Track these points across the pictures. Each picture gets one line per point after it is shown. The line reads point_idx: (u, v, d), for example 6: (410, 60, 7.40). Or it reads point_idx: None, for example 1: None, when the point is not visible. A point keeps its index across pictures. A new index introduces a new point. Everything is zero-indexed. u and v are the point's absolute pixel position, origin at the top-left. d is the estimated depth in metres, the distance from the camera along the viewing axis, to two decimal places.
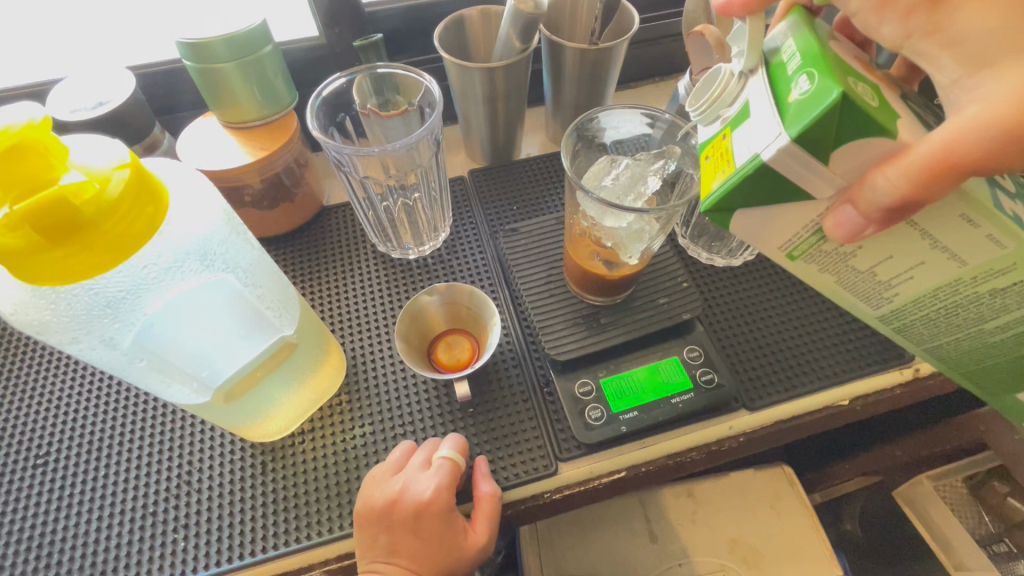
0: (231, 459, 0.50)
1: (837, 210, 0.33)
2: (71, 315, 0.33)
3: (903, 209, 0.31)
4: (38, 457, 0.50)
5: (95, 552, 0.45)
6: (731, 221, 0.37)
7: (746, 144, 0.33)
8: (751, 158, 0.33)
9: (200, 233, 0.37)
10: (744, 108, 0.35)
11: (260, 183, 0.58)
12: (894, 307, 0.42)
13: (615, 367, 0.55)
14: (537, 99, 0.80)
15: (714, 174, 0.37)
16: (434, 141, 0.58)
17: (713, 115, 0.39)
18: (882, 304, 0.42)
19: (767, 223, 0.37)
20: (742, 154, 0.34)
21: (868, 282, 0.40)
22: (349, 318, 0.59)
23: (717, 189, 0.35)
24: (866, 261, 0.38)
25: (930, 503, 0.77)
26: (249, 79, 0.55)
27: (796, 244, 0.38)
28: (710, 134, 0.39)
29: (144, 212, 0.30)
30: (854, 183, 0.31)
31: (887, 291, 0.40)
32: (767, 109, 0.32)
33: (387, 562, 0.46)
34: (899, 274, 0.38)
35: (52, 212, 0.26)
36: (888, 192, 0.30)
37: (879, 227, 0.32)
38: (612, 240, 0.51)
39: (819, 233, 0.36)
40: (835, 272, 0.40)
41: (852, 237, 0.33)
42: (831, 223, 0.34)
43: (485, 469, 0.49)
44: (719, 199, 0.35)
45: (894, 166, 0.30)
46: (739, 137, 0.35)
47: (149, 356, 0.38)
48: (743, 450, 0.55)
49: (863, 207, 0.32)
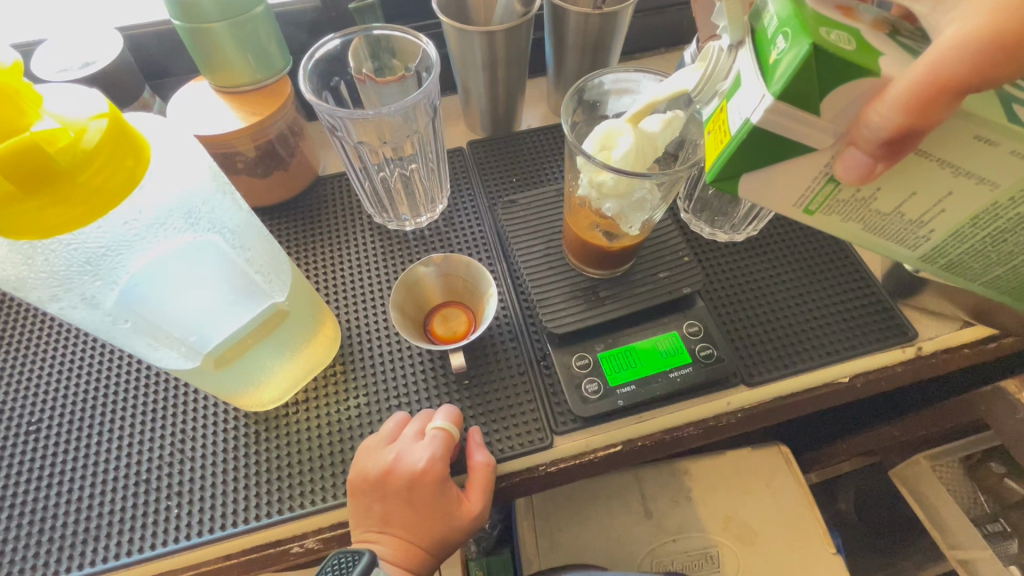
0: (224, 428, 0.50)
1: (843, 154, 0.32)
2: (50, 272, 0.32)
3: (907, 139, 0.29)
4: (31, 424, 0.49)
5: (90, 516, 0.45)
6: (740, 186, 0.36)
7: (739, 110, 0.33)
8: (743, 124, 0.32)
9: (184, 193, 0.37)
10: (735, 79, 0.34)
11: (254, 150, 0.57)
12: (934, 244, 0.38)
13: (614, 341, 0.54)
14: (539, 70, 0.78)
15: (715, 147, 0.36)
16: (431, 107, 0.56)
17: (711, 91, 0.41)
18: (919, 245, 0.39)
19: (780, 182, 0.35)
20: (735, 120, 0.33)
21: (896, 224, 0.37)
22: (344, 290, 0.58)
23: (718, 160, 0.35)
24: (889, 203, 0.36)
25: (927, 484, 0.77)
26: (240, 42, 0.53)
27: (810, 199, 0.36)
28: (711, 111, 0.39)
29: (123, 164, 0.29)
30: (851, 127, 0.30)
31: (921, 229, 0.37)
32: (753, 76, 0.31)
33: (381, 532, 0.45)
34: (928, 211, 0.35)
35: (24, 159, 0.25)
36: (883, 126, 0.29)
37: (887, 162, 0.31)
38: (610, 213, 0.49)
39: (831, 183, 0.35)
40: (860, 220, 0.38)
41: (863, 177, 0.32)
42: (840, 168, 0.32)
43: (479, 439, 0.48)
44: (721, 168, 0.35)
45: (882, 102, 0.28)
46: (733, 107, 0.34)
47: (134, 318, 0.37)
48: (742, 426, 0.54)
49: (864, 146, 0.30)
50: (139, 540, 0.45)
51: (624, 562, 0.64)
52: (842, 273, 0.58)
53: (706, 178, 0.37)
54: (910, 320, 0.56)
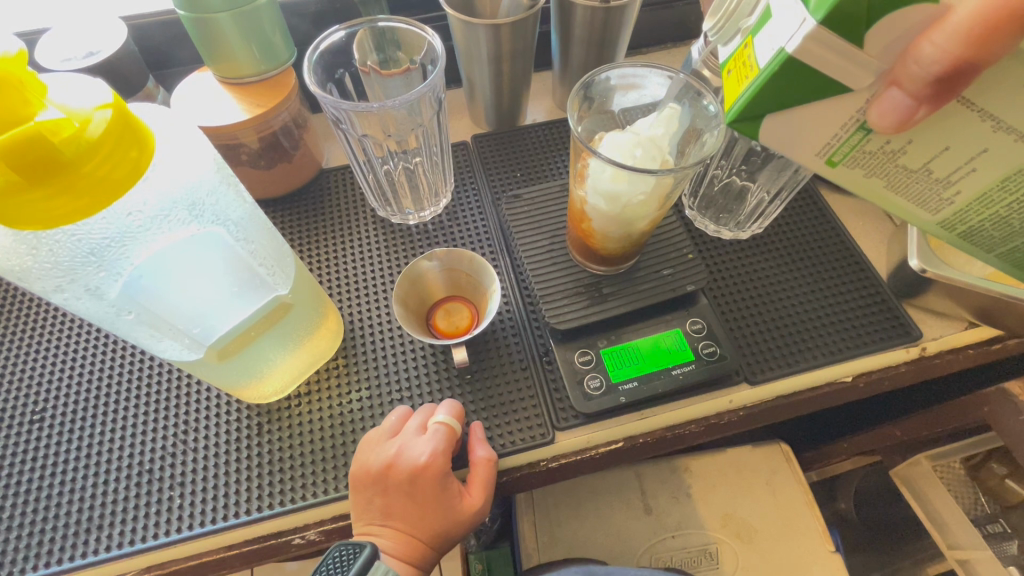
0: (227, 420, 0.50)
1: (882, 95, 0.30)
2: (54, 263, 0.32)
3: (955, 77, 0.28)
4: (35, 413, 0.50)
5: (93, 506, 0.46)
6: (762, 129, 0.36)
7: (771, 42, 0.32)
8: (776, 55, 0.31)
9: (188, 187, 0.37)
10: (764, 12, 0.34)
11: (258, 142, 0.56)
12: (957, 209, 0.37)
13: (616, 338, 0.54)
14: (545, 64, 0.78)
15: (737, 85, 0.36)
16: (435, 101, 0.56)
17: (736, 27, 0.39)
18: (942, 209, 0.38)
19: (802, 131, 0.35)
20: (765, 53, 0.32)
21: (921, 182, 0.37)
22: (346, 283, 0.58)
23: (742, 97, 0.35)
24: (918, 157, 0.35)
25: (928, 484, 0.77)
26: (245, 33, 0.53)
27: (835, 148, 0.36)
28: (732, 49, 0.38)
29: (127, 155, 0.29)
30: (895, 64, 0.29)
31: (946, 190, 0.36)
32: (790, 3, 0.30)
33: (382, 525, 0.46)
34: (958, 169, 0.34)
35: (28, 149, 0.25)
36: (936, 60, 0.28)
37: (929, 106, 0.30)
38: (605, 217, 0.49)
39: (862, 131, 0.34)
40: (884, 176, 0.37)
41: (901, 123, 0.31)
42: (876, 113, 0.31)
43: (481, 434, 0.48)
44: (745, 105, 0.35)
45: (939, 31, 0.27)
46: (762, 41, 0.33)
47: (137, 310, 0.37)
48: (743, 425, 0.54)
49: (909, 85, 0.29)
50: (142, 530, 0.45)
51: (623, 558, 0.65)
52: (847, 272, 0.58)
53: (726, 118, 0.37)
54: (914, 321, 0.55)
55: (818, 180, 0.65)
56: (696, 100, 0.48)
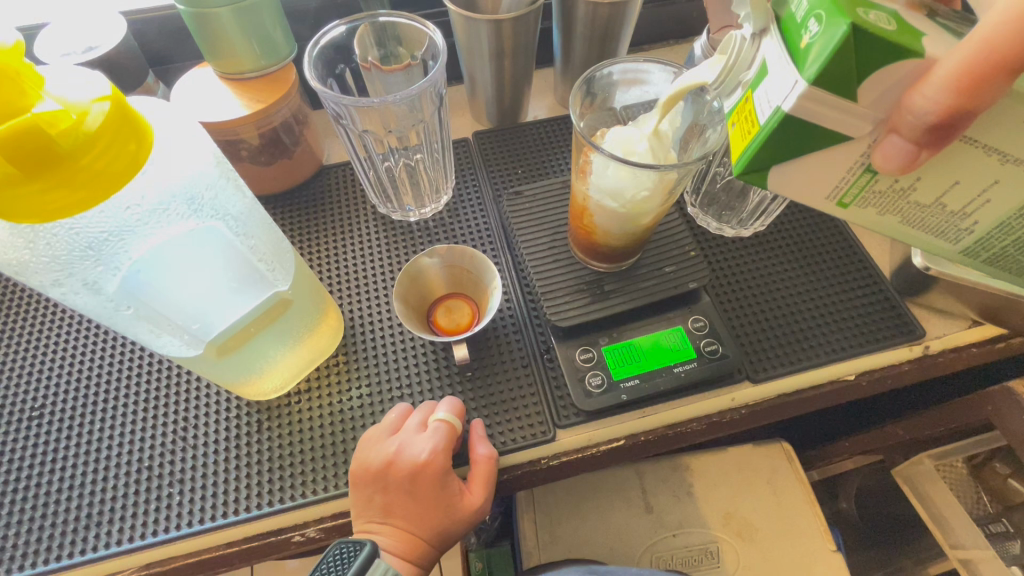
0: (226, 416, 0.49)
1: (882, 142, 0.30)
2: (52, 257, 0.32)
3: (950, 125, 0.28)
4: (35, 408, 0.49)
5: (92, 502, 0.45)
6: (769, 178, 0.36)
7: (769, 98, 0.32)
8: (773, 112, 0.31)
9: (188, 182, 0.37)
10: (761, 67, 0.33)
11: (258, 138, 0.56)
12: (977, 237, 0.36)
13: (617, 335, 0.54)
14: (546, 60, 0.77)
15: (741, 139, 0.35)
16: (437, 96, 0.56)
17: (734, 82, 0.38)
18: (961, 237, 0.37)
19: (809, 177, 0.35)
20: (764, 109, 0.32)
21: (937, 216, 0.36)
22: (347, 279, 0.57)
23: (745, 151, 0.34)
24: (928, 193, 0.34)
25: (930, 483, 0.76)
26: (245, 27, 0.52)
27: (845, 190, 0.35)
28: (733, 102, 0.37)
29: (125, 148, 0.28)
30: (891, 113, 0.29)
31: (964, 221, 0.36)
32: (783, 63, 0.30)
33: (382, 523, 0.45)
34: (971, 201, 0.34)
35: (26, 141, 0.24)
36: (929, 110, 0.27)
37: (931, 149, 0.30)
38: (605, 214, 0.49)
39: (869, 172, 0.33)
40: (898, 213, 0.36)
41: (905, 166, 0.31)
42: (879, 157, 0.31)
43: (481, 432, 0.48)
44: (750, 158, 0.34)
45: (927, 84, 0.27)
46: (760, 97, 0.33)
47: (136, 305, 0.37)
48: (745, 423, 0.53)
49: (906, 133, 0.29)
50: (141, 526, 0.45)
51: (623, 556, 0.64)
52: (851, 270, 0.58)
53: (732, 169, 0.36)
54: (918, 319, 0.55)
55: None
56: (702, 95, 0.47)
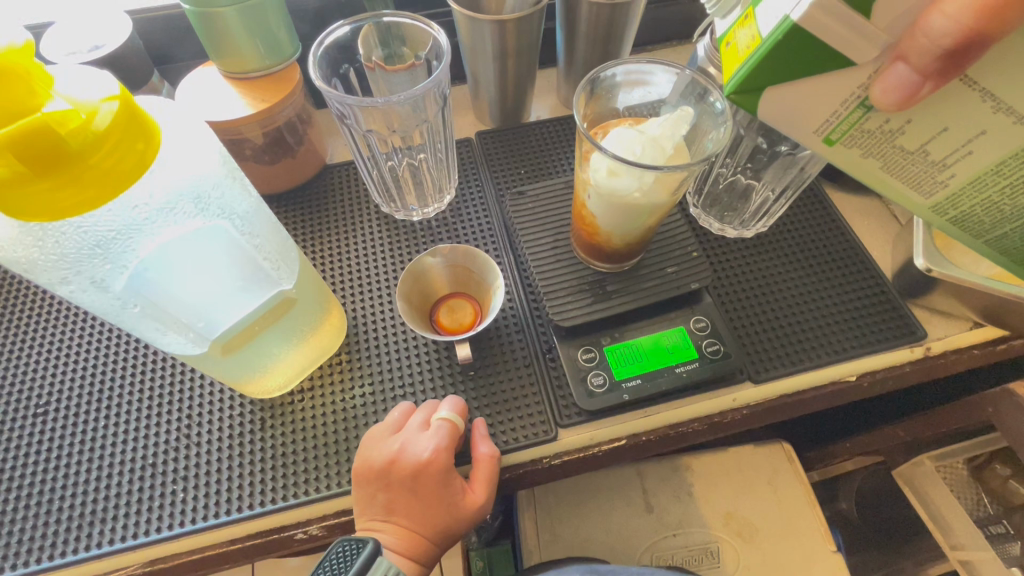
0: (229, 415, 0.50)
1: (888, 69, 0.30)
2: (59, 255, 0.32)
3: (964, 51, 0.28)
4: (39, 406, 0.50)
5: (96, 499, 0.46)
6: (761, 104, 0.36)
7: (772, 11, 0.32)
8: (778, 24, 0.31)
9: (195, 182, 0.37)
10: None
11: (262, 137, 0.56)
12: (950, 193, 0.37)
13: (619, 336, 0.54)
14: (549, 60, 0.78)
15: (736, 59, 0.36)
16: (441, 95, 0.56)
17: (732, 2, 0.40)
18: (935, 191, 0.38)
19: (803, 106, 0.35)
20: (769, 24, 0.32)
21: (918, 165, 0.36)
22: (350, 278, 0.58)
23: (739, 72, 0.35)
24: (915, 139, 0.35)
25: (930, 483, 0.76)
26: (250, 26, 0.53)
27: (834, 126, 0.36)
28: (729, 22, 0.39)
29: (133, 148, 0.28)
30: (903, 37, 0.29)
31: (941, 174, 0.36)
32: None
33: (384, 521, 0.46)
34: (954, 152, 0.34)
35: (35, 140, 0.25)
36: (947, 32, 0.27)
37: (936, 81, 0.30)
38: (601, 216, 0.49)
39: (863, 108, 0.34)
40: (881, 156, 0.37)
41: (905, 100, 0.31)
42: (879, 89, 0.31)
43: (483, 431, 0.48)
44: (742, 79, 0.35)
45: (948, 1, 0.27)
46: (761, 12, 0.33)
47: (142, 303, 0.37)
48: (747, 423, 0.54)
49: (916, 60, 0.29)
50: (145, 523, 0.45)
51: (624, 556, 0.65)
52: (852, 271, 0.58)
53: (726, 91, 0.37)
54: (919, 320, 0.55)
55: (823, 178, 0.65)
56: (702, 98, 0.48)
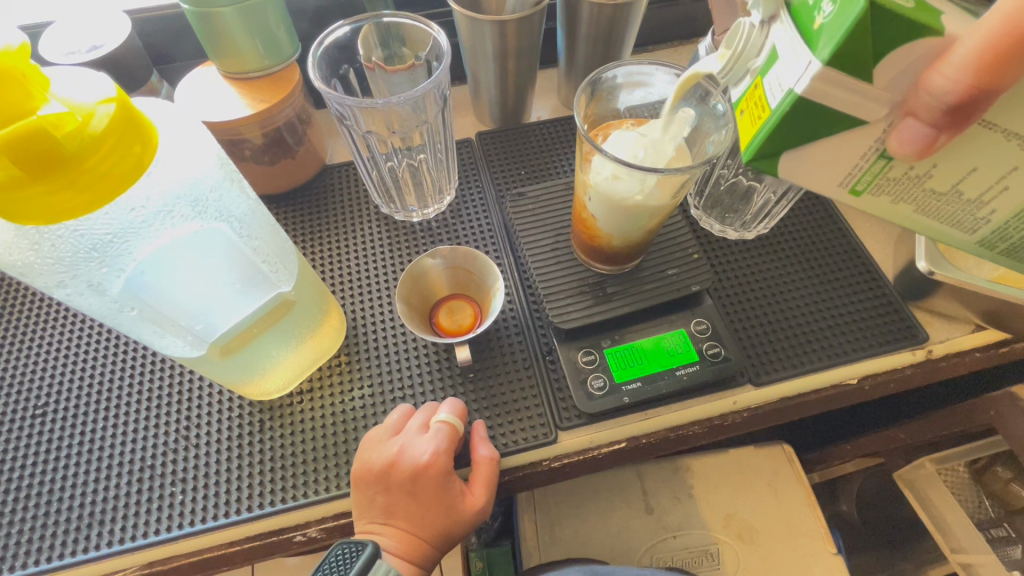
0: (228, 416, 0.50)
1: (899, 125, 0.30)
2: (56, 258, 0.32)
3: (969, 105, 0.28)
4: (38, 407, 0.50)
5: (95, 501, 0.46)
6: (781, 165, 0.36)
7: (781, 81, 0.32)
8: (786, 95, 0.31)
9: (194, 185, 0.37)
10: (771, 53, 0.33)
11: (262, 137, 0.56)
12: (994, 228, 0.36)
13: (619, 338, 0.54)
14: (550, 60, 0.77)
15: (751, 125, 0.35)
16: (441, 96, 0.56)
17: (743, 69, 0.37)
18: (977, 228, 0.37)
19: (822, 162, 0.35)
20: (777, 92, 0.32)
21: (953, 204, 0.35)
22: (350, 279, 0.57)
23: (755, 138, 0.35)
24: (944, 181, 0.34)
25: (932, 487, 0.76)
26: (249, 26, 0.52)
27: (858, 177, 0.35)
28: (742, 91, 0.37)
29: (130, 150, 0.28)
30: (907, 95, 0.29)
31: (980, 210, 0.35)
32: (797, 47, 0.30)
33: (383, 524, 0.46)
34: (989, 189, 0.33)
35: (31, 143, 0.24)
36: (949, 90, 0.27)
37: (949, 131, 0.29)
38: (600, 218, 0.49)
39: (883, 158, 0.33)
40: (913, 201, 0.36)
41: (923, 150, 0.30)
42: (895, 142, 0.31)
43: (483, 434, 0.48)
44: (761, 144, 0.34)
45: (946, 64, 0.27)
46: (770, 81, 0.33)
47: (140, 306, 0.37)
48: (747, 426, 0.53)
49: (924, 116, 0.29)
50: (144, 525, 0.45)
51: (623, 557, 0.64)
52: (854, 273, 0.58)
53: (743, 156, 0.36)
54: (921, 323, 0.55)
55: None
56: (704, 100, 0.48)
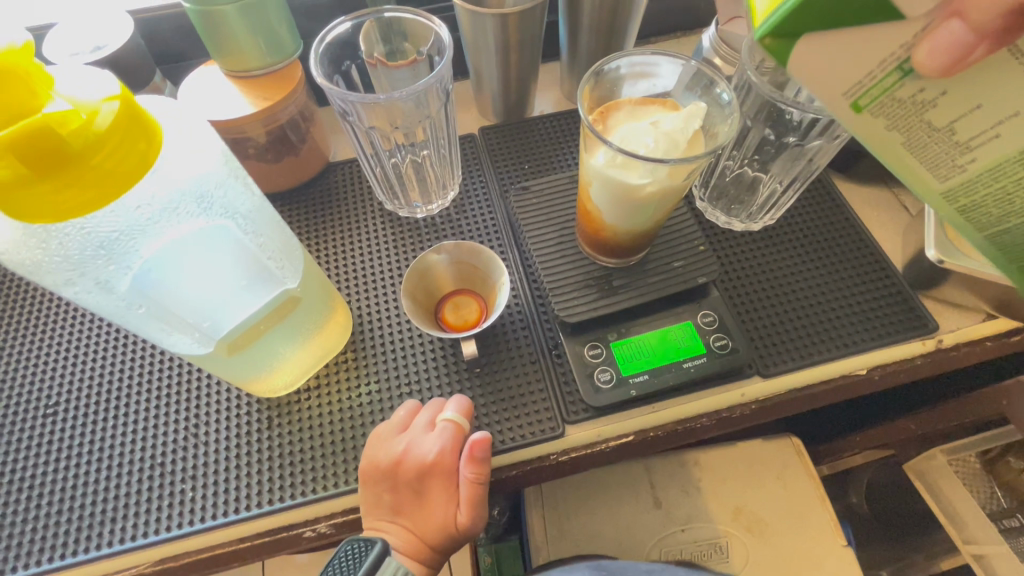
0: (237, 414, 0.50)
1: (939, 29, 0.28)
2: (64, 256, 0.32)
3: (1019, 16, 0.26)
4: (49, 406, 0.50)
5: (106, 499, 0.46)
6: (792, 54, 0.32)
7: None
8: None
9: (197, 179, 0.37)
10: None
11: (265, 136, 0.56)
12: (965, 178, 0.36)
13: (625, 332, 0.53)
14: (552, 54, 0.77)
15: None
16: (444, 92, 0.55)
17: None
18: (950, 176, 0.36)
19: (835, 57, 0.31)
20: None
21: (940, 144, 0.34)
22: (355, 276, 0.58)
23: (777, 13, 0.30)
24: (943, 116, 0.33)
25: (943, 476, 0.76)
26: (251, 25, 0.52)
27: (865, 90, 0.33)
28: None
29: (135, 147, 0.28)
30: None
31: (960, 157, 0.34)
32: None
33: (391, 521, 0.47)
34: (980, 134, 0.32)
35: (38, 141, 0.24)
36: None
37: (986, 47, 0.28)
38: (601, 206, 0.49)
39: (898, 73, 0.31)
40: (904, 131, 0.35)
41: (950, 66, 0.29)
42: (925, 52, 0.28)
43: (478, 454, 0.46)
44: (786, 17, 0.30)
45: None
46: None
47: (148, 304, 0.37)
48: (756, 418, 0.53)
49: (973, 19, 0.26)
50: (155, 523, 0.45)
51: (633, 552, 0.64)
52: (863, 264, 0.57)
53: (754, 38, 0.32)
54: (931, 312, 0.54)
55: (831, 169, 0.64)
56: (709, 88, 0.48)
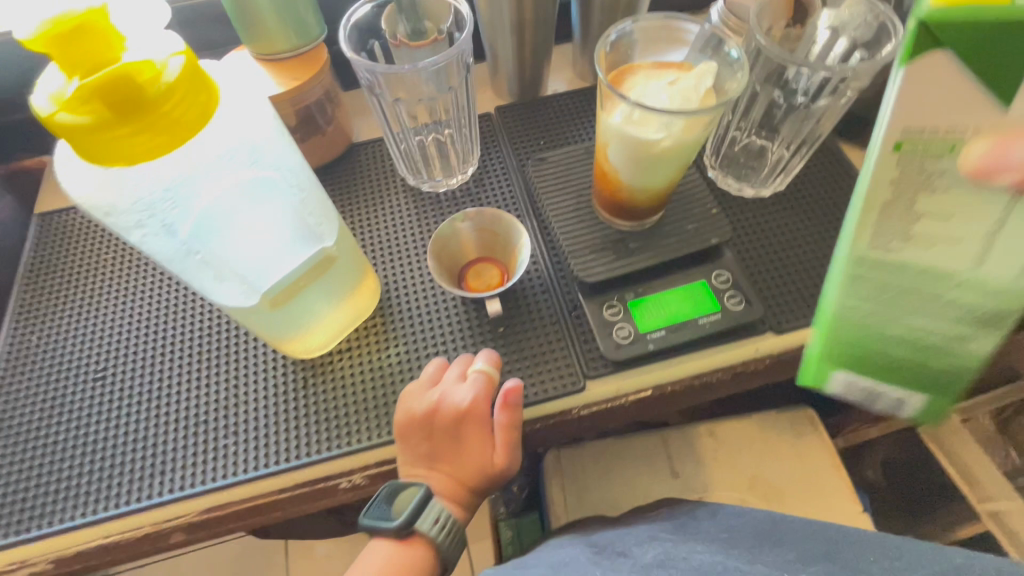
0: (276, 373, 0.53)
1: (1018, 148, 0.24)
2: (137, 198, 0.37)
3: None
4: (100, 368, 0.53)
5: (156, 451, 0.49)
6: (927, 64, 0.24)
7: None
8: None
9: (249, 138, 0.41)
10: None
11: (294, 115, 0.59)
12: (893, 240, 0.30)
13: (642, 291, 0.55)
14: (564, 36, 0.79)
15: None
16: (463, 66, 0.58)
17: None
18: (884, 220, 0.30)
19: (941, 99, 0.24)
20: None
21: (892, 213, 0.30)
22: (382, 245, 0.60)
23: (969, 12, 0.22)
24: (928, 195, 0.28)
25: (959, 441, 0.77)
26: (280, 8, 0.55)
27: (922, 137, 0.26)
28: None
29: (198, 99, 0.31)
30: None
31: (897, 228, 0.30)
32: None
33: (429, 470, 0.49)
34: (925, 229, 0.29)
35: (119, 88, 0.28)
36: None
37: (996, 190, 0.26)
38: (618, 164, 0.51)
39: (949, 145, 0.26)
40: (895, 180, 0.28)
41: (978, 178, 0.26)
42: (988, 148, 0.25)
43: (510, 398, 0.48)
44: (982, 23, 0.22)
45: None
46: None
47: (204, 252, 0.41)
48: (765, 376, 0.56)
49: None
50: (202, 473, 0.48)
51: None
52: None
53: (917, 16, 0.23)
54: None
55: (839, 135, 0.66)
56: (719, 49, 0.50)
